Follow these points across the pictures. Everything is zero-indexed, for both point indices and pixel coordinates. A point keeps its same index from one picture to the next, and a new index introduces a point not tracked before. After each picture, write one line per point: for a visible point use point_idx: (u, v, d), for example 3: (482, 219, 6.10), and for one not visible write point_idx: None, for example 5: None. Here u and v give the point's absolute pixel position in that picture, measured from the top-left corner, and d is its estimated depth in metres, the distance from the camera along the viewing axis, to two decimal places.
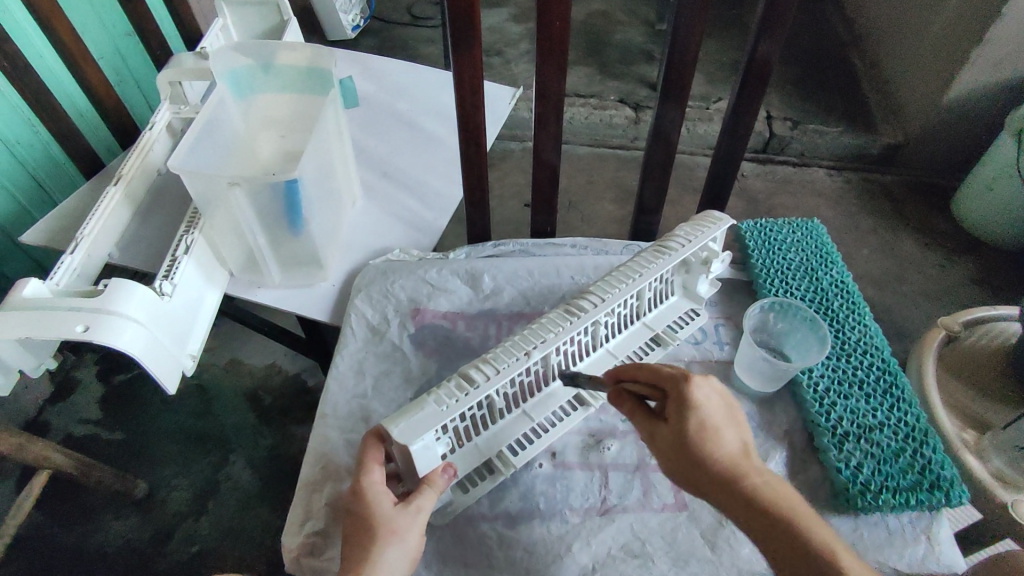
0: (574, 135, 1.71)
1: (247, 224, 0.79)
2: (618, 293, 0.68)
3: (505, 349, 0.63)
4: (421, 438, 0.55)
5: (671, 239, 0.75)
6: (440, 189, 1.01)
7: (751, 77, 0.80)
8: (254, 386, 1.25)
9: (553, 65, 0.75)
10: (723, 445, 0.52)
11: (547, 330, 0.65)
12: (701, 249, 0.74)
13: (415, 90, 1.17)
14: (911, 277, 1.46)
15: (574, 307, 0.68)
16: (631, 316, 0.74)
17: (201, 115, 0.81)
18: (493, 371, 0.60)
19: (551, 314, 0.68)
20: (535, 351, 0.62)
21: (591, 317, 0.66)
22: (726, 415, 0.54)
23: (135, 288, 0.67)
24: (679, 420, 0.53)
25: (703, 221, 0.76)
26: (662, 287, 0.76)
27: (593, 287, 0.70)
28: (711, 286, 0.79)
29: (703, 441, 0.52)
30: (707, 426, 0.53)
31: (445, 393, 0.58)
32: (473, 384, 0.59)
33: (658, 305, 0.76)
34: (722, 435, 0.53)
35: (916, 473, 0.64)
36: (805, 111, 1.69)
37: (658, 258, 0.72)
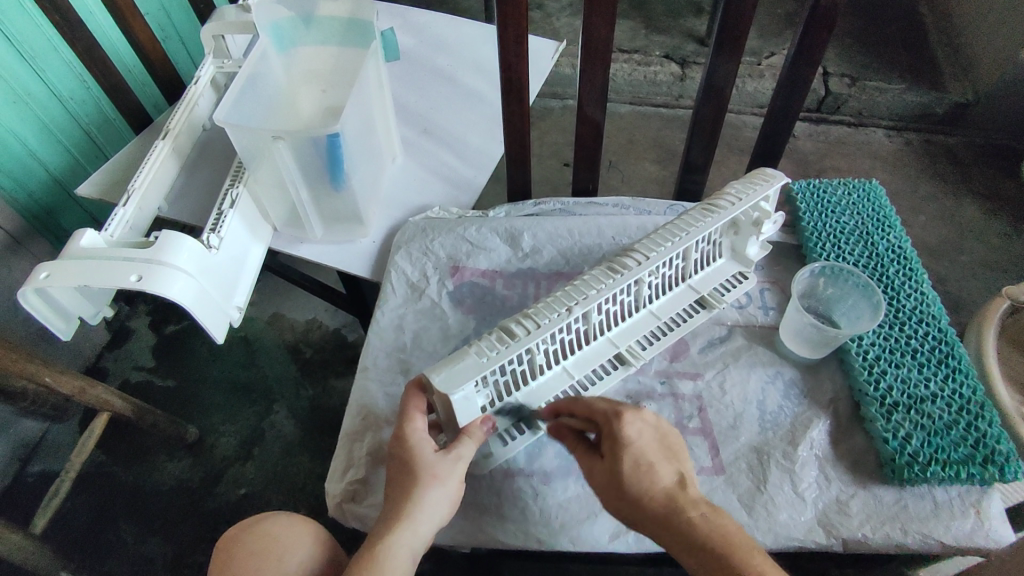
0: (616, 92, 1.65)
1: (290, 179, 0.79)
2: (663, 251, 0.67)
3: (546, 305, 0.62)
4: (462, 388, 0.55)
5: (720, 197, 0.72)
6: (480, 146, 1.00)
7: (815, 26, 0.74)
8: (296, 339, 1.29)
9: (603, 14, 0.71)
10: (657, 479, 0.53)
11: (589, 287, 0.64)
12: (753, 210, 0.71)
13: (455, 44, 1.15)
14: (971, 245, 1.38)
15: (618, 264, 0.66)
16: (675, 278, 0.72)
17: (246, 67, 0.80)
18: (534, 327, 0.60)
19: (593, 271, 0.66)
20: (576, 307, 0.62)
21: (635, 274, 0.65)
22: (661, 451, 0.55)
23: (185, 240, 0.69)
24: (610, 454, 0.55)
25: (756, 178, 0.73)
26: (709, 249, 0.74)
27: (636, 245, 0.68)
28: (761, 249, 0.76)
29: (638, 474, 0.53)
30: (641, 462, 0.53)
31: (487, 346, 0.59)
32: (515, 340, 0.59)
33: (704, 267, 0.74)
34: (657, 469, 0.53)
35: (970, 446, 0.62)
36: (865, 66, 1.59)
37: (706, 216, 0.70)
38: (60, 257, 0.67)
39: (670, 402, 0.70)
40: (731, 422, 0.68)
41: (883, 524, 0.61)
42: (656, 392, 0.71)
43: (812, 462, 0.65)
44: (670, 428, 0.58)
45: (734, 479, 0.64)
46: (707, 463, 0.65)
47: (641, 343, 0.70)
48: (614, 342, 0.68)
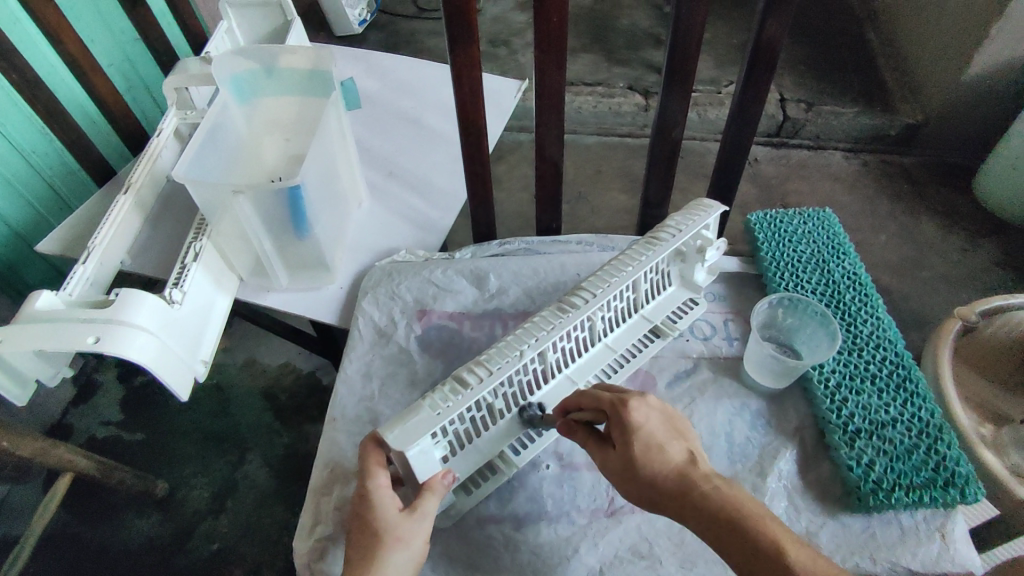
0: (581, 124, 1.69)
1: (252, 231, 0.79)
2: (609, 286, 0.67)
3: (499, 350, 0.63)
4: (416, 443, 0.55)
5: (662, 230, 0.73)
6: (445, 187, 1.01)
7: (759, 62, 0.77)
8: (268, 385, 1.27)
9: (552, 60, 0.73)
10: (668, 459, 0.53)
11: (539, 330, 0.64)
12: (695, 237, 0.73)
13: (418, 87, 1.17)
14: (931, 262, 1.42)
15: (566, 303, 0.67)
16: (628, 309, 0.73)
17: (205, 121, 0.81)
18: (486, 372, 0.60)
19: (544, 311, 0.67)
20: (528, 349, 0.62)
21: (584, 313, 0.65)
22: (670, 431, 0.55)
23: (144, 297, 0.68)
24: (619, 441, 0.55)
25: (695, 209, 0.75)
26: (659, 278, 0.75)
27: (583, 283, 0.69)
28: (708, 275, 0.78)
29: (650, 459, 0.53)
30: (651, 445, 0.53)
31: (440, 397, 0.58)
32: (467, 388, 0.59)
33: (657, 296, 0.75)
34: (668, 449, 0.53)
35: (930, 470, 0.63)
36: (819, 92, 1.65)
37: (648, 250, 0.71)
38: (14, 321, 0.66)
39: None
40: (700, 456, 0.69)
41: (852, 553, 0.62)
42: None
43: (780, 494, 0.66)
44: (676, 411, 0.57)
45: None
46: None
47: (602, 375, 0.71)
48: (574, 378, 0.68)
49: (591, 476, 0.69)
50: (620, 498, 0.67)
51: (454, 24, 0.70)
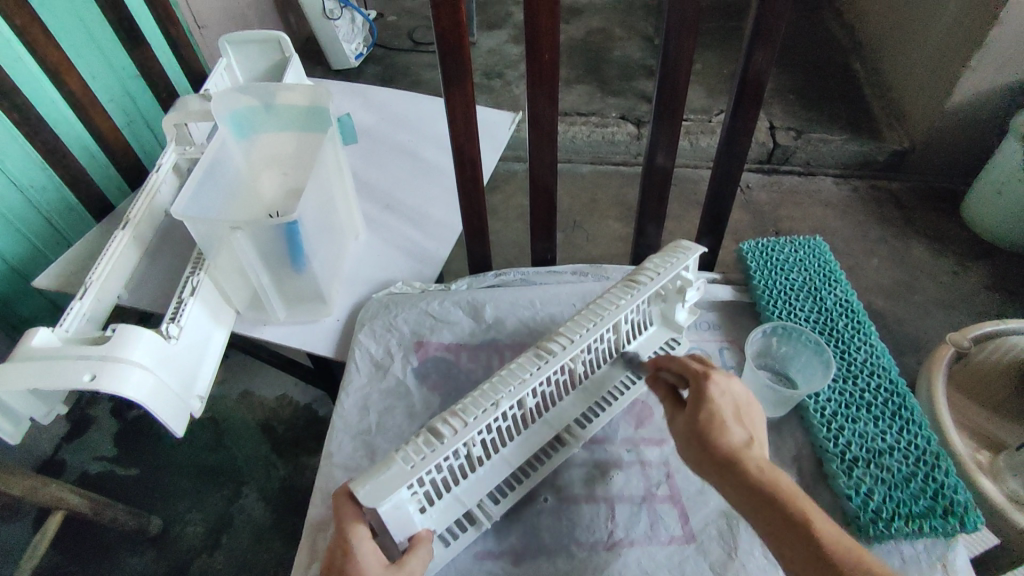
0: (576, 153, 1.71)
1: (250, 266, 0.80)
2: (588, 333, 0.66)
3: (473, 400, 0.61)
4: (388, 500, 0.53)
5: (640, 272, 0.73)
6: (441, 219, 1.02)
7: (746, 95, 0.79)
8: (265, 417, 1.26)
9: (545, 97, 0.75)
10: (727, 435, 0.55)
11: (516, 378, 0.62)
12: (675, 278, 0.74)
13: (414, 120, 1.19)
14: (923, 285, 1.44)
15: (544, 349, 0.65)
16: (609, 350, 0.73)
17: (205, 158, 0.82)
18: (461, 424, 0.58)
19: (520, 358, 0.65)
20: (503, 399, 0.60)
21: (562, 360, 0.64)
22: (738, 415, 0.57)
23: (140, 334, 0.69)
24: (692, 407, 0.58)
25: (674, 251, 0.74)
26: (640, 318, 0.76)
27: (560, 329, 0.68)
28: (691, 315, 0.79)
29: (713, 429, 0.55)
30: (717, 419, 0.56)
31: (413, 450, 0.56)
32: (441, 440, 0.57)
33: (637, 336, 0.76)
34: (731, 429, 0.56)
35: (929, 498, 0.63)
36: (808, 120, 1.69)
37: (627, 293, 0.71)
38: (8, 361, 0.66)
39: (638, 470, 0.71)
40: (699, 487, 0.69)
41: None
42: (623, 460, 0.72)
43: None
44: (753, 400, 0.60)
45: (706, 546, 0.65)
46: (678, 532, 0.66)
47: (580, 422, 0.71)
48: (552, 425, 0.68)
49: (590, 508, 0.68)
50: (619, 531, 0.66)
51: (449, 55, 0.71)
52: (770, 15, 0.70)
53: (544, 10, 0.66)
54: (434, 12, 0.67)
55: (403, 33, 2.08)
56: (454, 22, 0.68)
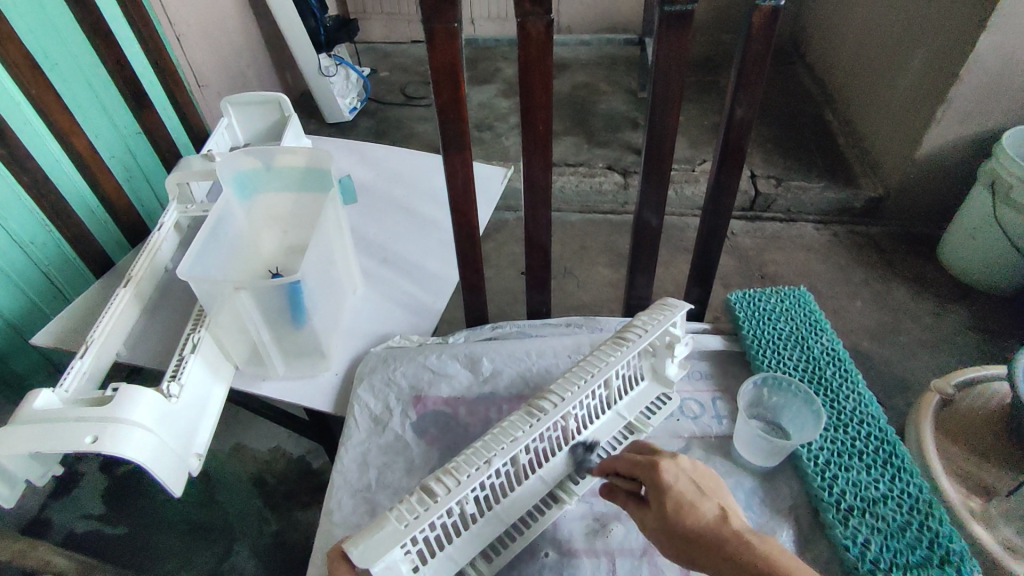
0: (565, 202, 1.76)
1: (252, 324, 0.81)
2: (578, 391, 0.69)
3: (465, 459, 0.62)
4: (381, 561, 0.53)
5: (629, 330, 0.76)
6: (437, 273, 1.05)
7: (728, 157, 0.84)
8: (259, 470, 1.25)
9: (540, 159, 0.79)
10: (700, 516, 0.55)
11: (507, 436, 0.65)
12: (663, 334, 0.76)
13: (410, 176, 1.24)
14: (908, 327, 1.46)
15: (535, 407, 0.68)
16: (603, 404, 0.75)
17: (209, 220, 0.85)
18: (454, 483, 0.59)
19: (512, 417, 0.68)
20: (495, 458, 0.62)
21: (553, 418, 0.66)
22: (698, 490, 0.58)
23: (140, 394, 0.69)
24: (652, 500, 0.59)
25: (661, 308, 0.78)
26: (631, 373, 0.78)
27: (552, 387, 0.70)
28: (680, 369, 0.81)
29: (683, 516, 0.56)
30: (682, 503, 0.56)
31: (406, 508, 0.57)
32: (435, 498, 0.58)
33: (629, 391, 0.78)
34: (698, 508, 0.56)
35: (924, 548, 0.64)
36: (787, 168, 1.76)
37: (617, 350, 0.73)
38: (10, 424, 0.66)
39: (638, 522, 0.71)
40: None
41: None
42: (623, 513, 0.72)
43: None
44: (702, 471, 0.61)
45: None
46: None
47: (573, 478, 0.72)
48: (546, 481, 0.70)
49: (591, 563, 0.68)
50: None
51: (446, 120, 0.74)
52: (746, 84, 0.75)
53: (538, 83, 0.71)
54: (434, 84, 0.71)
55: (396, 89, 2.16)
56: (453, 94, 0.72)
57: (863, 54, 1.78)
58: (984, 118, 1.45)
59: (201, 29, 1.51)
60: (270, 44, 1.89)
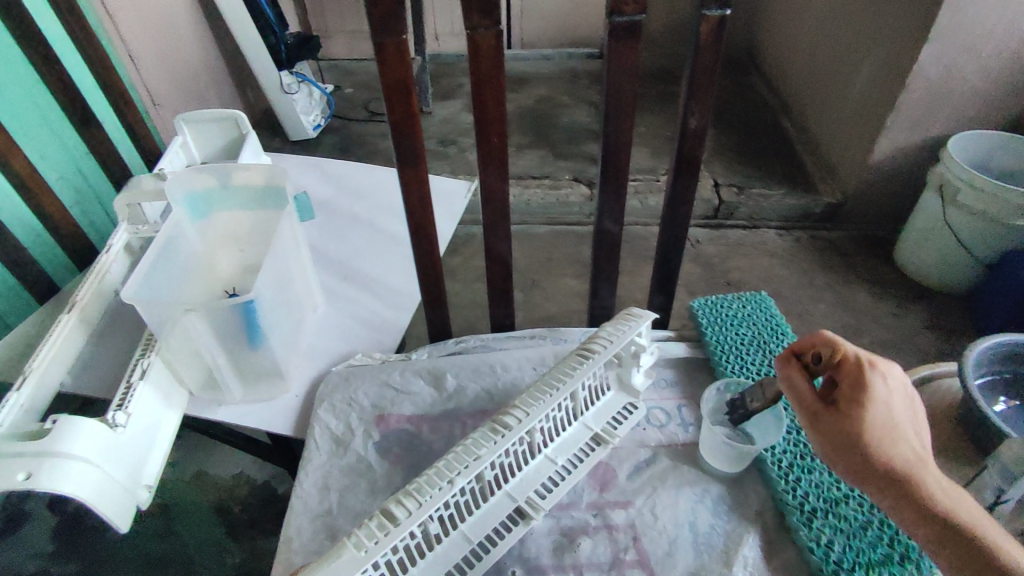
0: (531, 215, 1.76)
1: (206, 347, 0.79)
2: (543, 405, 0.68)
3: (427, 479, 0.60)
4: None
5: (593, 341, 0.76)
6: (400, 289, 1.04)
7: (683, 166, 0.85)
8: (220, 498, 1.20)
9: (497, 172, 0.78)
10: (900, 441, 0.57)
11: (471, 454, 0.63)
12: (630, 343, 0.78)
13: (371, 193, 1.22)
14: (869, 327, 1.49)
15: (499, 423, 0.67)
16: (569, 417, 0.74)
17: (157, 241, 0.82)
18: (415, 505, 0.58)
19: (476, 434, 0.66)
20: (458, 478, 0.60)
21: (517, 434, 0.65)
22: (905, 415, 0.59)
23: (82, 425, 0.66)
24: (846, 404, 0.59)
25: (625, 319, 0.78)
26: (597, 384, 0.78)
27: (516, 402, 0.70)
28: (646, 378, 0.81)
29: (884, 431, 0.57)
30: (893, 421, 0.58)
31: (365, 535, 0.55)
32: (395, 522, 0.56)
33: (596, 402, 0.77)
34: (902, 429, 0.58)
35: (885, 545, 0.65)
36: (747, 176, 1.79)
37: (582, 362, 0.73)
38: None
39: (605, 535, 0.70)
40: (666, 549, 0.69)
41: None
42: (590, 526, 0.71)
43: None
44: (915, 396, 0.62)
45: None
46: None
47: (539, 493, 0.69)
48: (513, 496, 0.68)
49: None
50: None
51: (400, 136, 0.74)
52: (698, 93, 0.77)
53: (491, 96, 0.71)
54: (387, 102, 0.70)
55: (358, 105, 2.14)
56: (406, 109, 0.71)
57: (816, 65, 1.84)
58: (930, 125, 1.50)
59: (154, 47, 1.48)
60: (229, 62, 1.86)
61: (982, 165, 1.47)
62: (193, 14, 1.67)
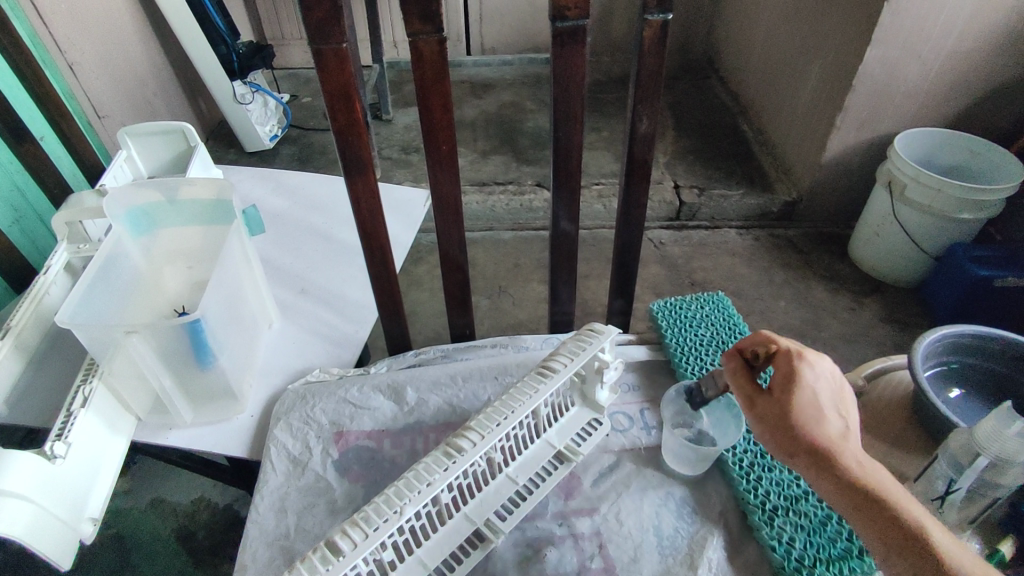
0: (497, 221, 1.76)
1: (150, 371, 0.75)
2: (499, 426, 0.67)
3: (376, 507, 0.59)
4: None
5: (554, 359, 0.75)
6: (358, 301, 1.01)
7: (636, 169, 0.85)
8: (181, 525, 1.12)
9: (448, 180, 0.77)
10: (825, 423, 0.59)
11: (423, 480, 0.62)
12: (592, 359, 0.75)
13: (327, 204, 1.20)
14: (827, 322, 1.52)
15: (453, 447, 0.65)
16: (531, 434, 0.73)
17: (95, 260, 0.78)
18: (361, 536, 0.56)
19: (429, 458, 0.65)
20: (408, 506, 0.59)
21: (472, 457, 0.64)
22: (833, 401, 0.61)
23: (16, 458, 0.62)
24: (779, 393, 0.61)
25: (586, 335, 0.77)
26: (560, 400, 0.77)
27: (472, 423, 0.68)
28: (611, 395, 0.80)
29: (808, 413, 0.59)
30: (817, 403, 0.60)
31: (308, 568, 0.54)
32: (339, 555, 0.55)
33: (558, 419, 0.76)
34: (827, 415, 0.60)
35: (845, 540, 0.66)
36: (708, 177, 1.82)
37: (542, 380, 0.72)
38: None
39: (571, 543, 0.70)
40: (632, 555, 0.68)
41: None
42: (555, 536, 0.71)
43: None
44: (845, 385, 0.64)
45: None
46: None
47: (500, 515, 0.68)
48: (471, 519, 0.66)
49: None
50: None
51: (345, 145, 0.72)
52: (645, 95, 0.77)
53: (437, 102, 0.70)
54: (329, 111, 0.69)
55: (318, 114, 2.11)
56: (350, 118, 0.70)
57: (768, 67, 1.88)
58: (876, 124, 1.55)
59: (97, 58, 1.43)
60: (180, 72, 1.81)
61: (925, 161, 1.53)
62: (139, 23, 1.61)
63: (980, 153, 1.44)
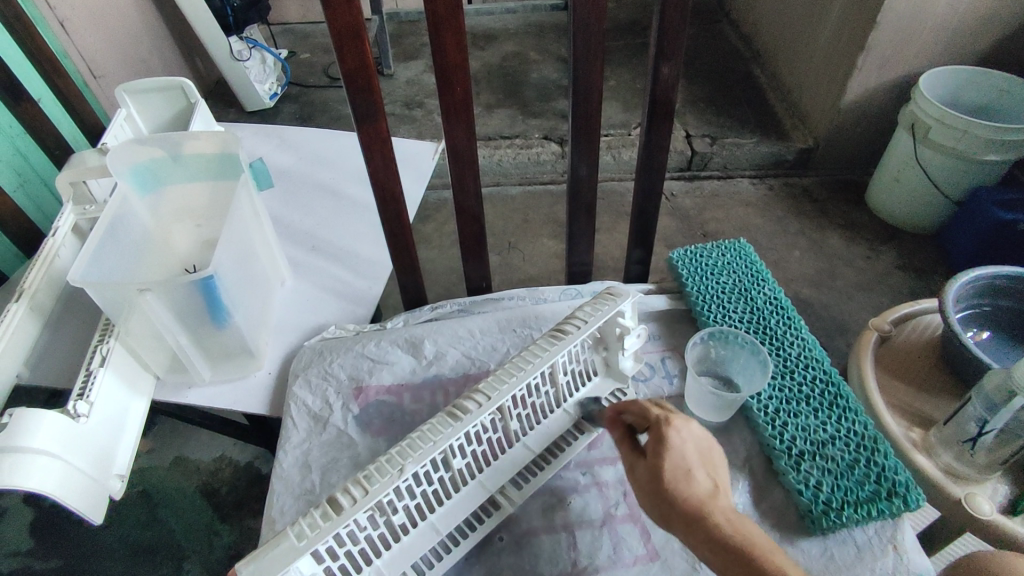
0: (505, 176, 1.72)
1: (165, 328, 0.74)
2: (508, 386, 0.64)
3: (380, 466, 0.58)
4: None
5: (568, 322, 0.72)
6: (371, 256, 1.00)
7: (657, 110, 0.81)
8: (203, 482, 1.14)
9: (462, 127, 0.75)
10: (694, 484, 0.53)
11: (428, 439, 0.60)
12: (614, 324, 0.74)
13: (334, 158, 1.17)
14: (843, 271, 1.50)
15: (458, 409, 0.63)
16: (551, 403, 0.73)
17: (103, 219, 0.76)
18: (361, 493, 0.55)
19: (433, 420, 0.63)
20: (409, 464, 0.57)
21: (475, 418, 0.62)
22: (702, 458, 0.56)
23: (41, 418, 0.62)
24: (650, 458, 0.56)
25: (605, 296, 0.74)
26: (582, 367, 0.76)
27: (480, 385, 0.66)
28: (635, 361, 0.79)
29: (679, 479, 0.54)
30: (684, 468, 0.54)
31: (307, 524, 0.53)
32: (340, 511, 0.54)
33: (580, 388, 0.76)
34: (695, 475, 0.54)
35: (873, 482, 0.66)
36: (720, 126, 1.76)
37: (553, 343, 0.69)
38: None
39: (596, 492, 0.71)
40: None
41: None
42: (579, 485, 0.72)
43: None
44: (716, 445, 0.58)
45: (669, 562, 0.66)
46: (641, 551, 0.66)
47: (515, 483, 0.69)
48: (487, 487, 0.66)
49: (551, 539, 0.68)
50: (584, 558, 0.66)
51: (355, 90, 0.69)
52: (670, 29, 0.72)
53: (450, 41, 0.66)
54: (337, 54, 0.66)
55: (317, 70, 2.04)
56: (359, 61, 0.66)
57: (784, 7, 1.80)
58: (901, 63, 1.48)
59: (88, 14, 1.37)
60: (172, 27, 1.74)
61: (951, 101, 1.47)
62: None
63: (1008, 91, 1.38)
